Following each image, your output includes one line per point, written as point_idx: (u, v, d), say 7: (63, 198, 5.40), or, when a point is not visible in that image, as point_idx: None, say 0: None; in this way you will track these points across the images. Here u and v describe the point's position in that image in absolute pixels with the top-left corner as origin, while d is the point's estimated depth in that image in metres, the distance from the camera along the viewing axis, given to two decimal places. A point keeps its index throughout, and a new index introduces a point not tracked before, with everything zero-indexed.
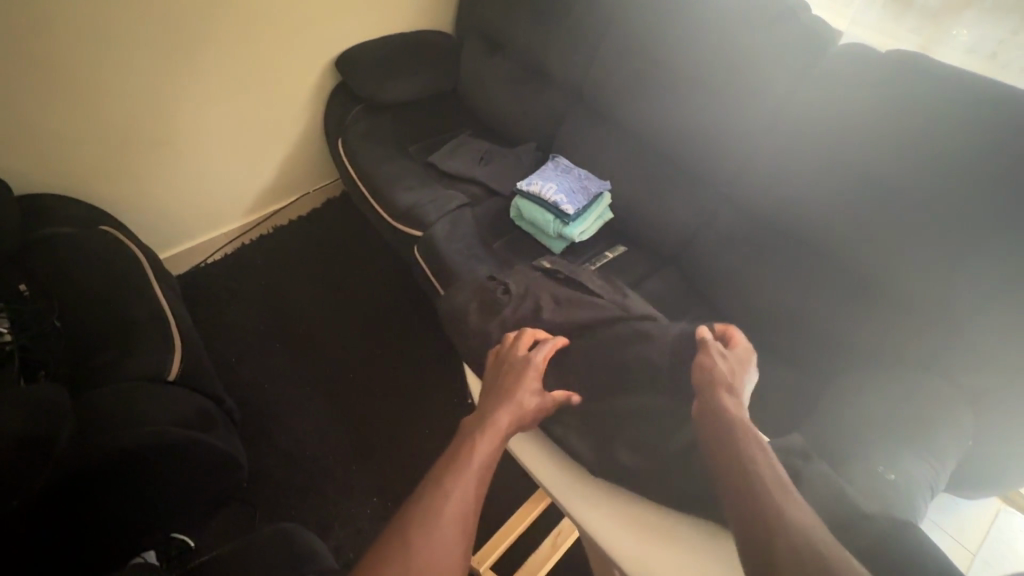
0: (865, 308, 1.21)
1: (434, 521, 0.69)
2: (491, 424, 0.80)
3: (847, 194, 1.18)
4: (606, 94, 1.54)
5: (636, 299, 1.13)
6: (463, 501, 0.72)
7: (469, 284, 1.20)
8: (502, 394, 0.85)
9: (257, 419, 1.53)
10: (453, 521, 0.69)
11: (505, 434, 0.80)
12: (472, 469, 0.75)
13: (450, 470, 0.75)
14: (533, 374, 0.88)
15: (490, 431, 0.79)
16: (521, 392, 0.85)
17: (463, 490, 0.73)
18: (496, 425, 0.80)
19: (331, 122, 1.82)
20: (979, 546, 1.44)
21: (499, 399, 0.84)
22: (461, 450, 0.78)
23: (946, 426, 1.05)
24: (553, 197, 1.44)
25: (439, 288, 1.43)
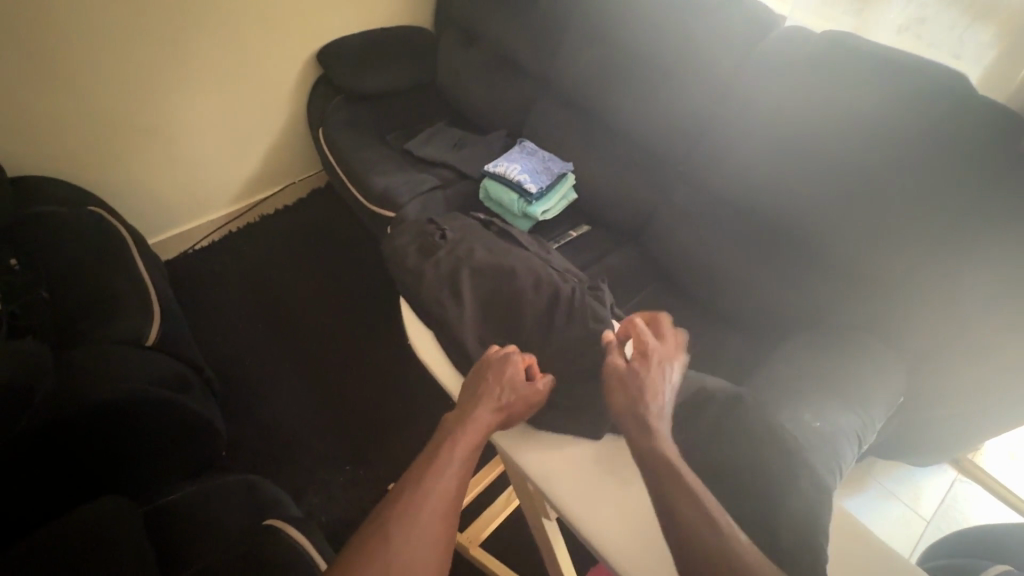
0: (809, 276, 1.27)
1: (412, 527, 0.70)
2: (470, 427, 0.80)
3: (787, 167, 1.24)
4: (570, 81, 1.61)
5: (558, 257, 1.21)
6: (442, 505, 0.73)
7: (410, 227, 1.27)
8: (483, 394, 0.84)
9: (237, 393, 1.59)
10: (434, 517, 0.72)
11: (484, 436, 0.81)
12: (451, 472, 0.76)
13: (431, 466, 0.76)
14: (516, 375, 0.86)
15: (468, 433, 0.80)
16: (502, 393, 0.84)
17: (440, 495, 0.74)
18: (474, 427, 0.80)
19: (314, 112, 1.90)
20: (932, 514, 1.48)
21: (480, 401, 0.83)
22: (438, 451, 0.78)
23: (879, 383, 1.10)
24: (518, 176, 1.51)
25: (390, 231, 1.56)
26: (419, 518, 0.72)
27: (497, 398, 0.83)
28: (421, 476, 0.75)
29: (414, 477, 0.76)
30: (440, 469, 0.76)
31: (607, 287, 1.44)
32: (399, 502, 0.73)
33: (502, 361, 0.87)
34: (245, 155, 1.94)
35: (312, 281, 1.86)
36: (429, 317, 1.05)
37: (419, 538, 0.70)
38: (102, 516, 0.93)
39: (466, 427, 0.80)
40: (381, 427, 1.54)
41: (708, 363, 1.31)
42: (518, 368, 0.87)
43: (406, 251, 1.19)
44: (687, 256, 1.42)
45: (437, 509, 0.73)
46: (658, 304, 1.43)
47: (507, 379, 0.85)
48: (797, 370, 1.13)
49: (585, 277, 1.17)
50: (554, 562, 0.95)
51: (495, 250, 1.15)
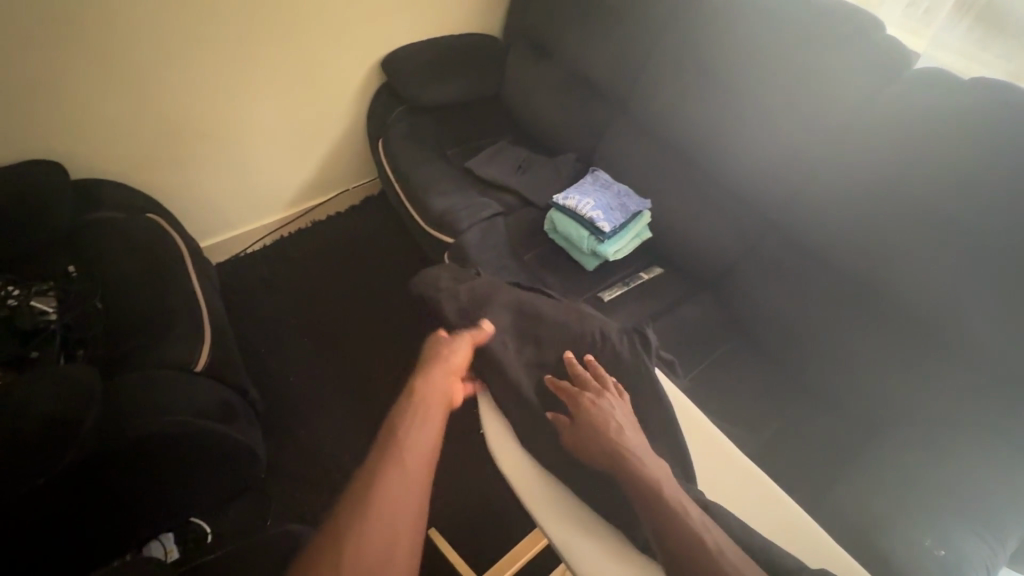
0: (924, 360, 1.10)
1: (383, 497, 0.72)
2: (423, 397, 0.83)
3: (907, 233, 1.07)
4: (653, 108, 1.48)
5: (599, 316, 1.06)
6: (410, 468, 0.75)
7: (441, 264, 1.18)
8: (432, 364, 0.87)
9: (280, 413, 1.55)
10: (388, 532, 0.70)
11: (439, 400, 0.83)
12: (413, 439, 0.78)
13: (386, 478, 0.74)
14: (464, 348, 0.92)
15: (422, 401, 0.83)
16: (450, 365, 0.88)
17: (406, 461, 0.75)
18: (422, 392, 0.83)
19: (374, 123, 1.83)
20: None
21: (430, 384, 0.84)
22: (401, 426, 0.79)
23: (1009, 501, 0.94)
24: (589, 212, 1.38)
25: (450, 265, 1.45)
26: (392, 488, 0.73)
27: (447, 372, 0.87)
28: (388, 448, 0.77)
29: (379, 451, 0.77)
30: (403, 438, 0.78)
31: (681, 342, 1.31)
32: (369, 482, 0.74)
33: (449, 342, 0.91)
34: (302, 162, 1.89)
35: (360, 300, 1.79)
36: (494, 380, 0.91)
37: (394, 511, 0.72)
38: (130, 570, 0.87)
39: (419, 394, 0.83)
40: None
41: (796, 446, 1.16)
42: (463, 343, 0.91)
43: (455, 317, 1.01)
44: (776, 315, 1.28)
45: (406, 477, 0.74)
46: (736, 367, 1.29)
47: (453, 348, 0.90)
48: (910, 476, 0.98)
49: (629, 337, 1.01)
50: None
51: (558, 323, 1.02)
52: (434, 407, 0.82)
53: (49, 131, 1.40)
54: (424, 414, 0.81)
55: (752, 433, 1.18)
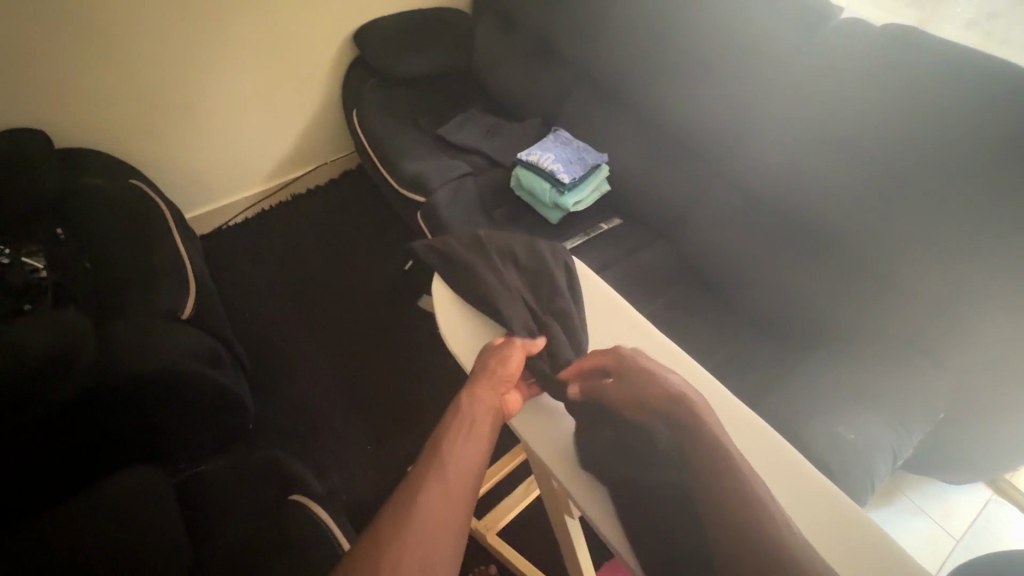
0: (854, 284, 1.20)
1: (426, 512, 0.59)
2: (478, 406, 0.73)
3: (837, 169, 1.17)
4: (609, 69, 1.57)
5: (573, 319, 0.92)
6: (460, 482, 0.62)
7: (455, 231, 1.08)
8: (489, 378, 0.78)
9: (265, 369, 1.61)
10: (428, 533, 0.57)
11: (493, 413, 0.73)
12: (468, 445, 0.67)
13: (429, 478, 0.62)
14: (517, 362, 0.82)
15: (479, 410, 0.72)
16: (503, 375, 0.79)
17: (459, 467, 0.64)
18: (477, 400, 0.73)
19: (349, 94, 1.90)
20: (963, 534, 1.43)
21: (485, 392, 0.75)
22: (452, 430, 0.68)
23: (917, 398, 1.06)
24: (550, 166, 1.48)
25: (422, 220, 1.54)
26: (442, 492, 0.61)
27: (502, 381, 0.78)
28: (439, 450, 0.66)
29: (426, 456, 0.65)
30: (456, 441, 0.67)
31: (637, 282, 1.41)
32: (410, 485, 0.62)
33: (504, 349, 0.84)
34: (279, 133, 1.95)
35: (340, 264, 1.87)
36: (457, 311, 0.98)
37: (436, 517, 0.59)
38: (139, 494, 0.96)
39: (475, 402, 0.73)
40: (404, 411, 1.54)
41: (740, 368, 1.27)
42: (518, 354, 0.83)
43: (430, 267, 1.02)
44: (721, 253, 1.39)
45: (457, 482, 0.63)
46: (689, 305, 1.39)
47: (510, 360, 0.81)
48: (835, 382, 1.10)
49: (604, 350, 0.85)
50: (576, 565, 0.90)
51: (526, 261, 1.01)
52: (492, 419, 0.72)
53: (32, 101, 1.46)
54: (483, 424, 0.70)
55: (699, 359, 1.28)
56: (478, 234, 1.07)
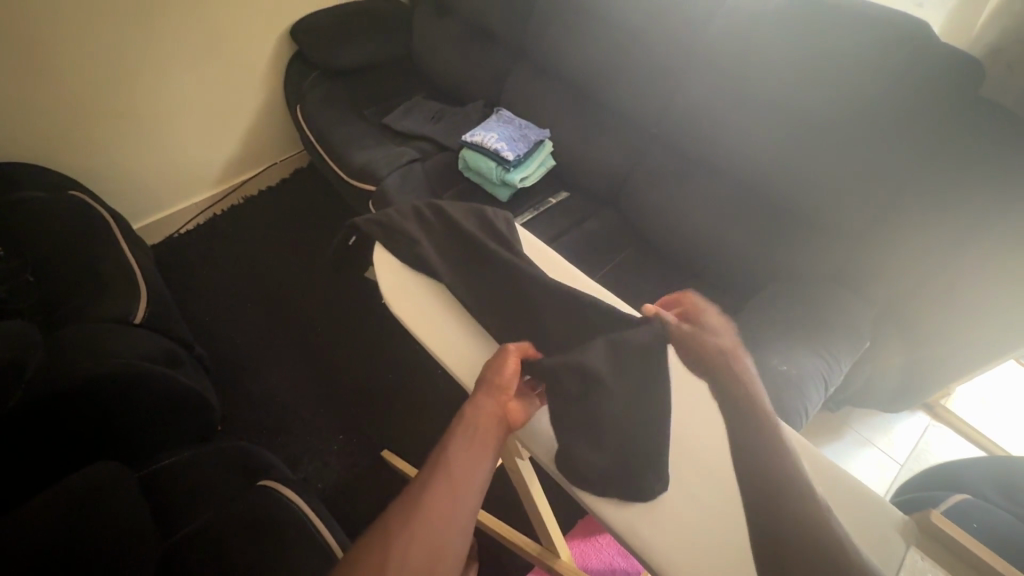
0: (785, 230, 1.28)
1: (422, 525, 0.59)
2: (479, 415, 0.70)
3: (758, 125, 1.23)
4: (542, 47, 1.61)
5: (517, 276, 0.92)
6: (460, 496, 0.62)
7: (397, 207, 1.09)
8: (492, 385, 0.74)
9: (231, 369, 1.61)
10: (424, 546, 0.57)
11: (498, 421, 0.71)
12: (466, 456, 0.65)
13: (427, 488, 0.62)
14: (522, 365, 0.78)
15: (480, 420, 0.69)
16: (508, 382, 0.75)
17: (458, 482, 0.63)
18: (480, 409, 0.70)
19: (291, 91, 1.88)
20: (906, 458, 1.53)
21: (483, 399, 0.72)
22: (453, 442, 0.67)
23: (843, 329, 1.15)
24: (494, 144, 1.52)
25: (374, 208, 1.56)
26: (441, 508, 0.61)
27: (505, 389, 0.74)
28: (437, 465, 0.64)
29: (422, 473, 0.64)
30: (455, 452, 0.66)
31: (585, 249, 1.46)
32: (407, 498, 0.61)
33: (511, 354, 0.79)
34: (224, 135, 1.93)
35: (297, 260, 1.87)
36: (397, 275, 0.96)
37: (434, 528, 0.59)
38: (103, 483, 0.96)
39: (475, 411, 0.70)
40: (372, 397, 1.56)
41: None
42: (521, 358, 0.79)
43: (371, 238, 1.02)
44: (663, 215, 1.44)
45: (453, 495, 0.62)
46: (637, 267, 1.45)
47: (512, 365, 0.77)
48: (771, 320, 1.16)
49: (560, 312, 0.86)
50: (532, 504, 0.94)
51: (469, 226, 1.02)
52: (493, 430, 0.69)
53: None
54: (483, 435, 0.68)
55: None
56: (419, 206, 1.08)
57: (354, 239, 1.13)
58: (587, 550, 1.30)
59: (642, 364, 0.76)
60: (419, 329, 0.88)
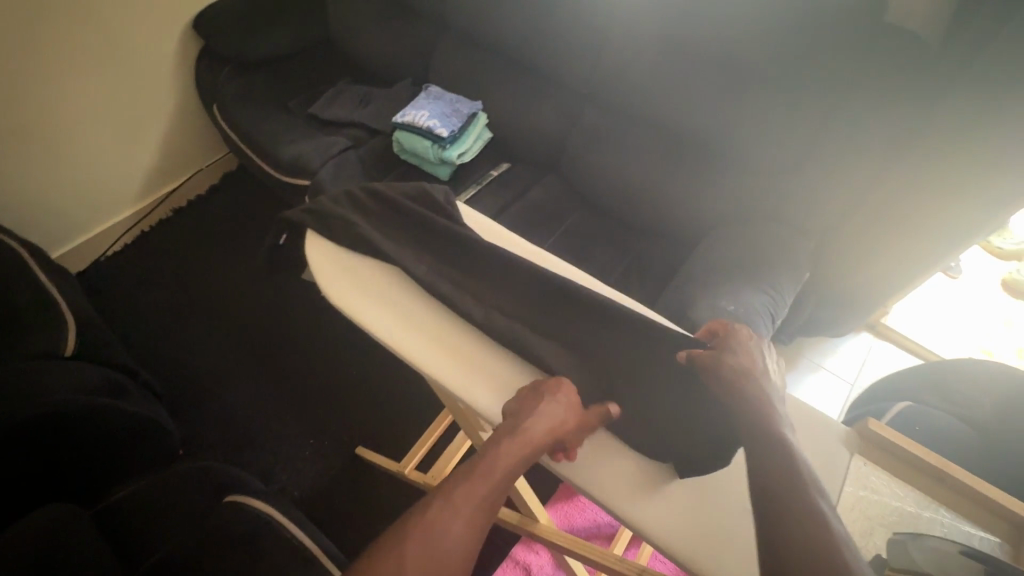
0: (722, 175, 1.30)
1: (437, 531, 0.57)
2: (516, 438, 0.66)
3: (685, 73, 1.24)
4: (462, 15, 1.55)
5: (467, 250, 0.87)
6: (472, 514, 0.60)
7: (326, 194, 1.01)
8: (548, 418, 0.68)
9: (186, 389, 1.54)
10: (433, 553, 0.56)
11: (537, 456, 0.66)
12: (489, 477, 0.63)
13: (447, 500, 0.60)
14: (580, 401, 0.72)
15: (517, 444, 0.65)
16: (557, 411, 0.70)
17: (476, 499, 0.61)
18: (529, 433, 0.65)
19: (204, 89, 1.76)
20: (855, 376, 1.63)
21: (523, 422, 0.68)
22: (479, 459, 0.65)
23: (783, 264, 1.19)
24: (426, 122, 1.47)
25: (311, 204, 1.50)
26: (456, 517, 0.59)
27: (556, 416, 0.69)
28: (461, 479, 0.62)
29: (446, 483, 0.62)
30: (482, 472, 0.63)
31: (531, 218, 1.46)
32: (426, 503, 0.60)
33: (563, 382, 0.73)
34: (139, 144, 1.79)
35: (240, 268, 1.78)
36: (335, 263, 0.87)
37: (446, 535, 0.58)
38: (60, 526, 0.91)
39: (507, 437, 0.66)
40: (339, 397, 1.53)
41: (638, 275, 1.37)
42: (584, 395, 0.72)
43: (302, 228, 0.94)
44: (604, 174, 1.44)
45: (466, 514, 0.60)
46: (585, 230, 1.46)
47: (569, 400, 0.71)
48: (716, 264, 1.20)
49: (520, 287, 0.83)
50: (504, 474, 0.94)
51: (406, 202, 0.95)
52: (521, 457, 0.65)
53: None
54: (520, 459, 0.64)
55: (601, 277, 1.36)
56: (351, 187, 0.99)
57: (286, 236, 1.07)
58: (571, 511, 1.34)
59: (605, 321, 0.78)
60: (369, 318, 0.80)
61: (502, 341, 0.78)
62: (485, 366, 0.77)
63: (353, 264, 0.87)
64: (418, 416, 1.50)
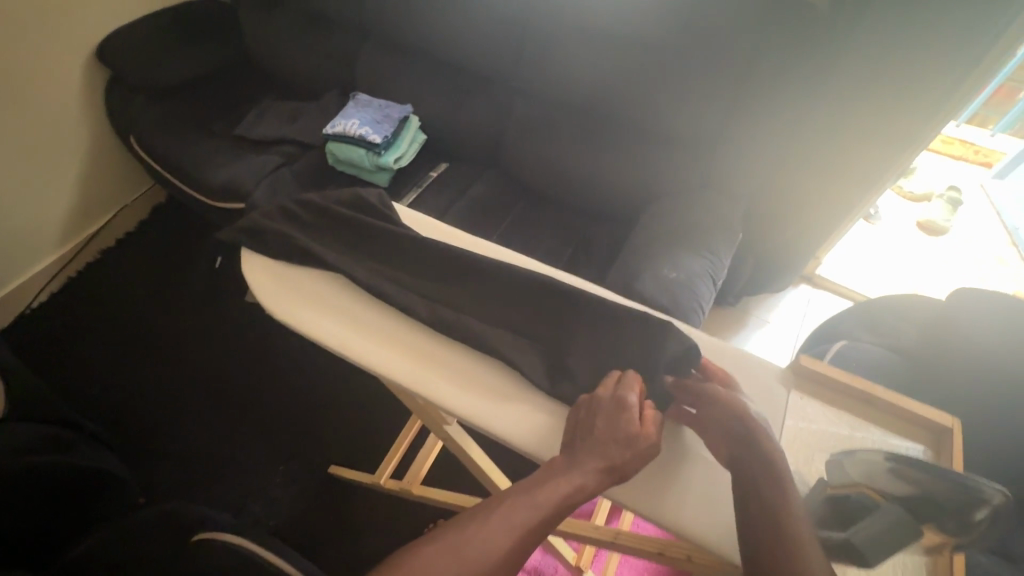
0: (652, 150, 1.35)
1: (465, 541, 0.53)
2: (575, 473, 0.60)
3: (605, 56, 1.28)
4: (381, 21, 1.55)
5: (409, 250, 0.88)
6: (512, 526, 0.55)
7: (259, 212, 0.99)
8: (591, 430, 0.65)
9: (140, 436, 1.46)
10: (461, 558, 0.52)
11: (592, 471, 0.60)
12: (539, 508, 0.57)
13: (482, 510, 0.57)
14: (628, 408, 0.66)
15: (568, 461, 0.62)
16: (615, 447, 0.62)
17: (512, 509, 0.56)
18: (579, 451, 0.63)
19: (118, 121, 1.67)
20: (799, 327, 1.73)
21: (583, 455, 0.62)
22: (529, 487, 0.59)
23: (718, 228, 1.25)
24: (358, 130, 1.46)
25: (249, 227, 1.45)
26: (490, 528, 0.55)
27: (606, 435, 0.63)
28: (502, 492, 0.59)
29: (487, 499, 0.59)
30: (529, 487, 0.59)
31: (476, 214, 1.47)
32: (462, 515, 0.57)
33: (624, 410, 0.65)
34: (52, 186, 1.68)
35: (183, 302, 1.71)
36: (277, 277, 0.86)
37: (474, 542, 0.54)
38: None
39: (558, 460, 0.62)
40: (305, 418, 1.49)
41: (585, 256, 1.41)
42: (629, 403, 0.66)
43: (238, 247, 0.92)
44: (540, 162, 1.47)
45: (505, 524, 0.55)
46: (530, 219, 1.49)
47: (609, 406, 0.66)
48: (656, 235, 1.24)
49: (466, 278, 0.84)
50: (473, 463, 0.95)
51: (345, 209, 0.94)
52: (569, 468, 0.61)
53: None
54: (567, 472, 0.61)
55: (551, 262, 1.39)
56: (284, 200, 0.97)
57: None
58: None
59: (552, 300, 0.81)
60: (319, 327, 0.79)
61: (454, 332, 0.79)
62: (442, 357, 0.78)
63: (295, 276, 0.86)
64: (389, 425, 1.49)
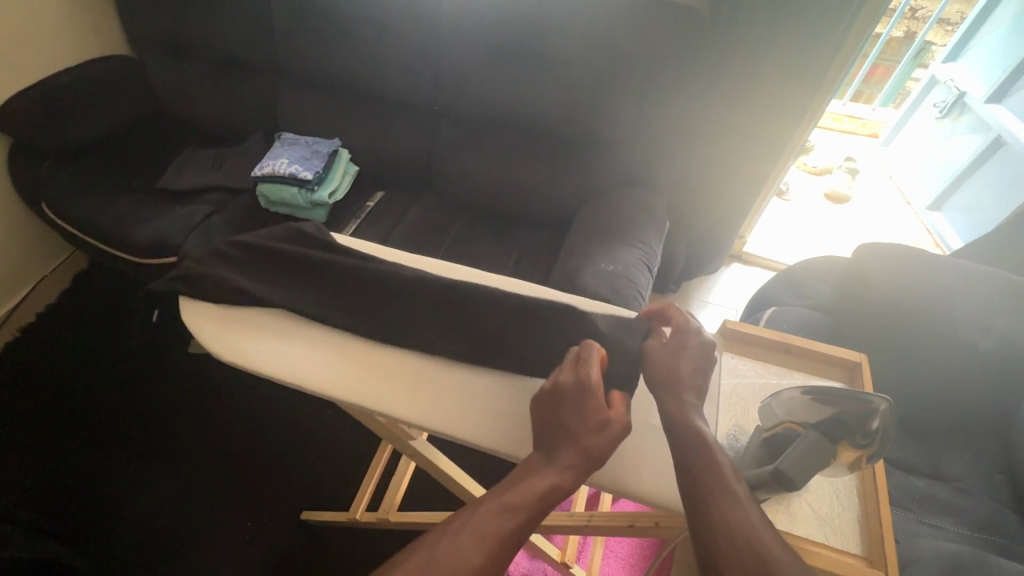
0: (577, 155, 1.43)
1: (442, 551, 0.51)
2: (551, 470, 0.60)
3: (521, 74, 1.34)
4: (298, 61, 1.56)
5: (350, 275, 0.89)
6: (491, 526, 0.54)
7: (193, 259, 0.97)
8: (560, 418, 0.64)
9: (86, 516, 1.35)
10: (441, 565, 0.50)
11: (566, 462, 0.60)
12: (514, 505, 0.57)
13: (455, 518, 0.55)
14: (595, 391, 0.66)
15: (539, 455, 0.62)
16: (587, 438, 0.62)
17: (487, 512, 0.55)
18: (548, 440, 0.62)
19: (25, 189, 1.58)
20: (737, 302, 1.85)
21: (554, 443, 0.62)
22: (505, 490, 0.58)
23: (646, 220, 1.34)
24: (288, 169, 1.45)
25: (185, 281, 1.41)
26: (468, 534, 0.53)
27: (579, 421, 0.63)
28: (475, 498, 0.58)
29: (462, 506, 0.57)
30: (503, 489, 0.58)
31: (416, 236, 1.49)
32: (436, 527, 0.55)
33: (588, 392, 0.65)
34: None
35: (121, 369, 1.62)
36: (218, 319, 0.85)
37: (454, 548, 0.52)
38: None
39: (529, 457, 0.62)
40: (269, 467, 1.45)
41: (529, 262, 1.46)
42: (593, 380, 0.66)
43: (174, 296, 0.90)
44: (474, 179, 1.52)
45: (482, 526, 0.54)
46: (471, 234, 1.53)
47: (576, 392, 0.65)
48: (590, 233, 1.32)
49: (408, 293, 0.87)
50: (445, 476, 0.96)
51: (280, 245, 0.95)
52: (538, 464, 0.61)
53: None
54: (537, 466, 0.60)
55: (498, 271, 1.43)
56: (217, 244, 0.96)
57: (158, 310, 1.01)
58: None
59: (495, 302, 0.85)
60: (267, 361, 0.79)
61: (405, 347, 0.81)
62: (397, 372, 0.79)
63: (237, 316, 0.85)
64: (358, 459, 1.47)
